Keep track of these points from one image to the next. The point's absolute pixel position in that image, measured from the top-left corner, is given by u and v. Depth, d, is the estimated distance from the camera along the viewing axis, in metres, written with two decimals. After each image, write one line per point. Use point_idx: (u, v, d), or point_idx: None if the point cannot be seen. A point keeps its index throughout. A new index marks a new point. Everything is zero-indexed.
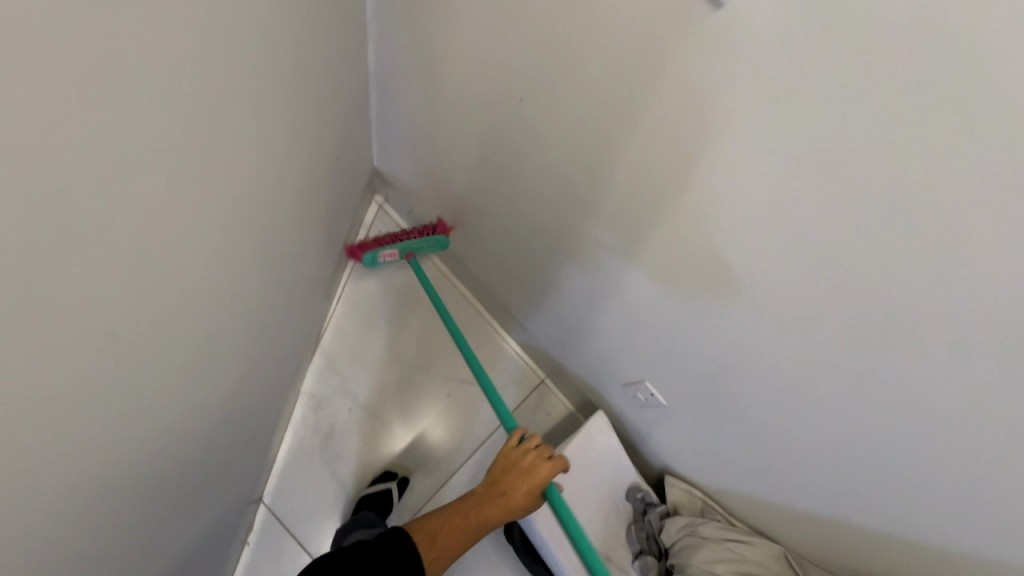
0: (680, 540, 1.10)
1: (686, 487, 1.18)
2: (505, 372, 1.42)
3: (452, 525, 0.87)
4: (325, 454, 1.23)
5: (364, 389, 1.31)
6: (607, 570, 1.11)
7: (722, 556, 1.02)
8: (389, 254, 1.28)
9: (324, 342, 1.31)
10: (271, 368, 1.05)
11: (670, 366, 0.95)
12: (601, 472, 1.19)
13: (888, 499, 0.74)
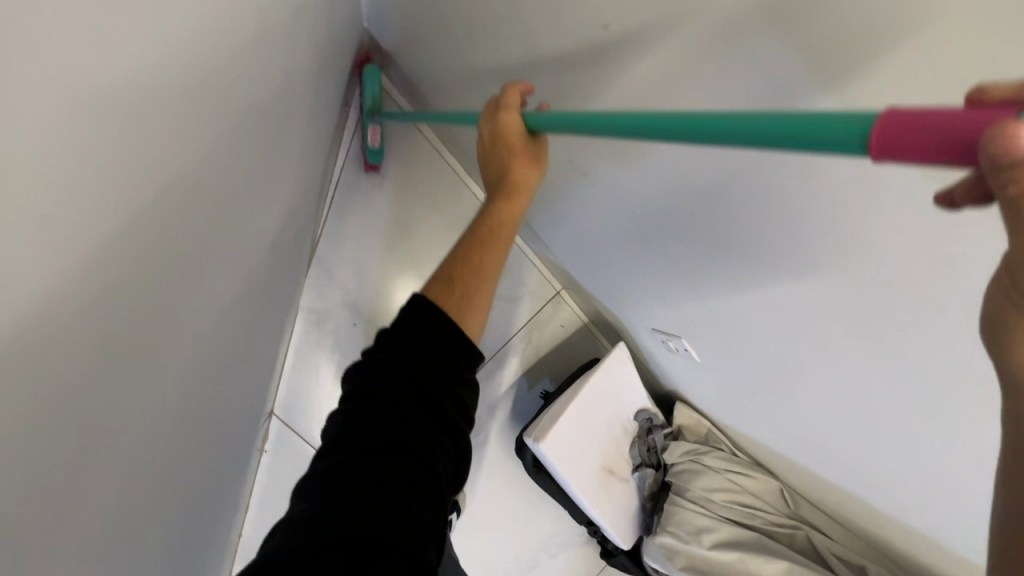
0: (682, 463, 1.15)
1: (695, 414, 1.20)
2: (518, 282, 1.31)
3: (469, 256, 0.67)
4: (333, 369, 1.17)
5: (368, 301, 1.20)
6: (609, 484, 1.18)
7: (721, 485, 1.08)
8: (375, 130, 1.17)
9: (320, 249, 1.17)
10: (272, 303, 0.93)
11: (726, 333, 0.89)
12: (614, 400, 1.18)
13: (947, 496, 0.74)
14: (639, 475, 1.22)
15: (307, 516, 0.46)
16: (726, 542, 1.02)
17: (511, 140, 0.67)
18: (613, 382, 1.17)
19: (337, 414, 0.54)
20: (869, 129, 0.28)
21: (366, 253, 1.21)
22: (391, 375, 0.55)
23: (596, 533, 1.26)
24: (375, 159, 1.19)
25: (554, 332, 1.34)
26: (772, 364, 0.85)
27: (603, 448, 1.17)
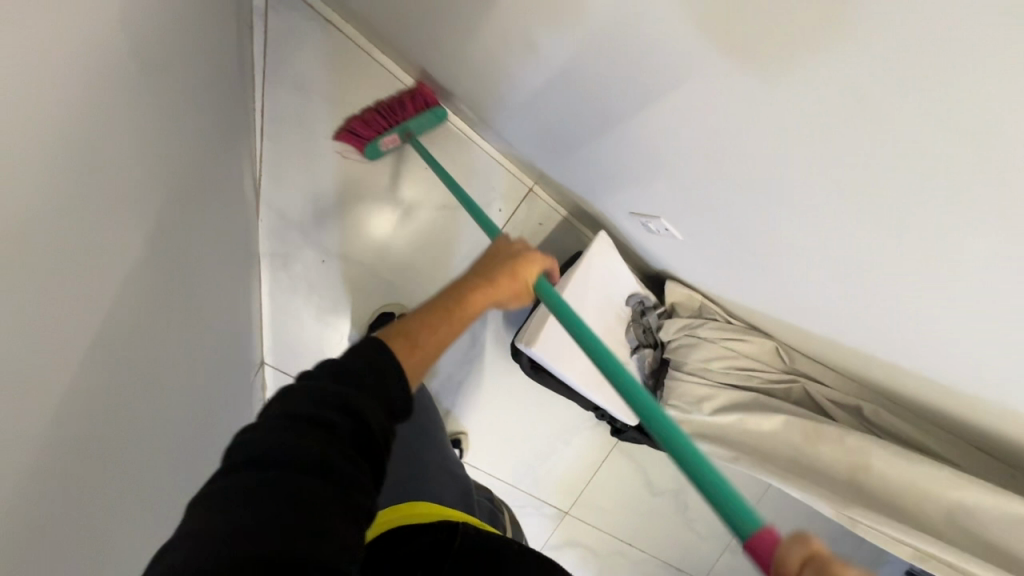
0: (679, 339, 1.15)
1: (687, 290, 1.18)
2: (487, 185, 1.22)
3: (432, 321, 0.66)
4: (312, 310, 1.13)
5: (330, 234, 1.12)
6: (609, 369, 1.20)
7: (719, 354, 1.09)
8: (389, 140, 1.08)
9: (264, 187, 1.07)
10: (225, 259, 0.87)
11: (709, 203, 0.84)
12: (601, 289, 1.15)
13: (929, 347, 0.74)
14: (637, 357, 1.24)
15: (219, 535, 0.39)
16: (727, 406, 1.04)
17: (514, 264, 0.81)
18: (599, 271, 1.14)
19: (268, 415, 0.48)
20: (755, 530, 0.41)
21: (315, 184, 1.10)
22: (335, 403, 0.49)
23: (604, 415, 1.31)
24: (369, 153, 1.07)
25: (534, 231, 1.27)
26: (756, 230, 0.82)
27: (599, 339, 1.17)
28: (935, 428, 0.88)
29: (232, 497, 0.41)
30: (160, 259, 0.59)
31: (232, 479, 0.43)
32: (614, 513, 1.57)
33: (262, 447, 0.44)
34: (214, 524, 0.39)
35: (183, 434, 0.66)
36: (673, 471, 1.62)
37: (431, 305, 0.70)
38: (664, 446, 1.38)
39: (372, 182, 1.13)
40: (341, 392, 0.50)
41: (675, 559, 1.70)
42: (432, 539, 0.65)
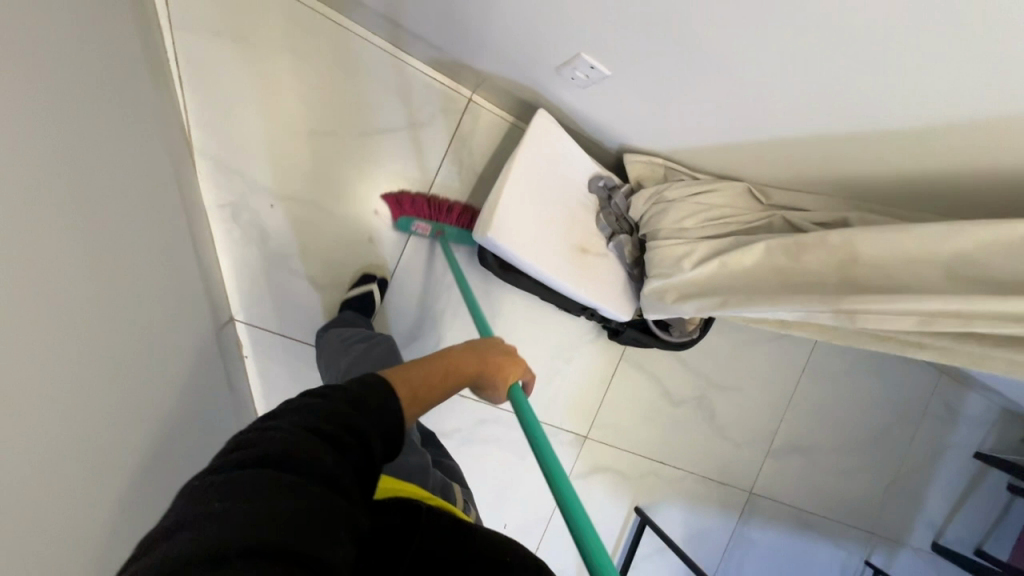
0: (649, 211, 1.10)
1: (646, 158, 1.12)
2: (424, 102, 1.19)
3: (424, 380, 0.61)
4: (271, 257, 1.12)
5: (273, 177, 1.11)
6: (585, 260, 1.14)
7: (692, 211, 1.02)
8: (422, 227, 1.18)
9: (197, 140, 1.06)
10: (154, 201, 0.86)
11: (624, 21, 0.78)
12: (553, 171, 1.11)
13: (891, 93, 0.66)
14: (615, 246, 1.18)
15: (212, 540, 0.34)
16: (707, 254, 0.97)
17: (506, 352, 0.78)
18: (548, 152, 1.10)
19: (280, 422, 0.44)
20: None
21: (247, 127, 1.08)
22: (354, 428, 0.46)
23: (595, 315, 1.26)
24: (402, 222, 1.17)
25: (483, 141, 1.24)
26: (682, 35, 0.75)
27: (566, 228, 1.12)
28: (922, 210, 0.82)
29: (231, 499, 0.37)
30: (36, 142, 0.55)
31: (232, 476, 0.39)
32: (636, 428, 1.51)
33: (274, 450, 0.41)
34: (217, 520, 0.35)
35: (104, 338, 0.63)
36: (690, 376, 1.56)
37: (432, 361, 0.66)
38: (669, 341, 1.33)
39: (305, 117, 1.12)
40: (356, 424, 0.46)
41: (713, 469, 1.63)
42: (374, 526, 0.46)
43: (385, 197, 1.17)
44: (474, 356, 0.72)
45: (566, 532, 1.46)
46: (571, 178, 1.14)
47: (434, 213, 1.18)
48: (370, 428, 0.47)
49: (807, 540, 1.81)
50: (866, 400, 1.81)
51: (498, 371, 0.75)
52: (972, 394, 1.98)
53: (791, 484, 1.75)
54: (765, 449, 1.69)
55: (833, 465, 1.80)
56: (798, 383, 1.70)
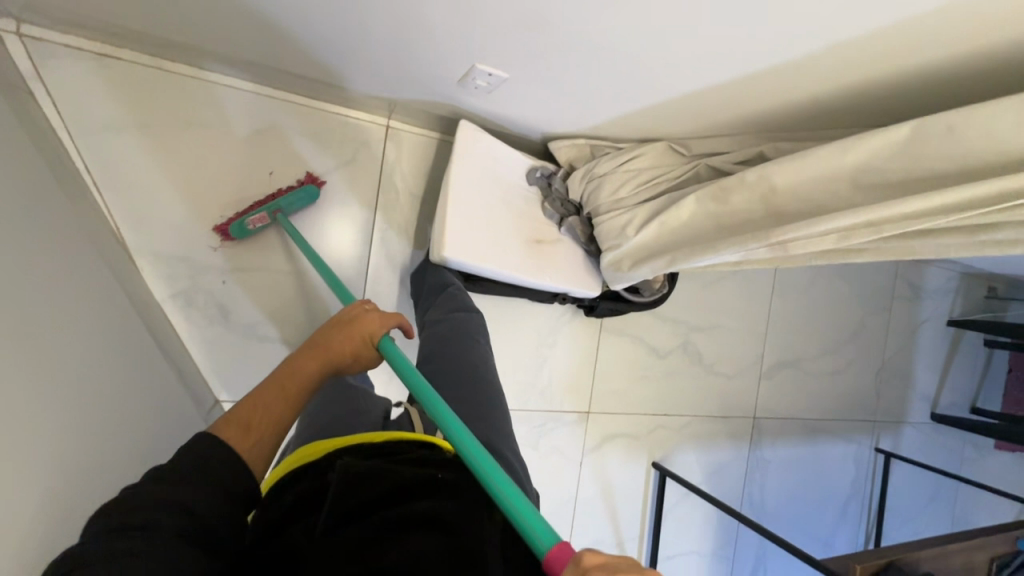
0: (587, 188, 1.14)
1: (570, 142, 1.17)
2: (343, 141, 1.20)
3: (265, 401, 0.62)
4: (236, 330, 1.13)
5: (217, 254, 1.11)
6: (542, 250, 1.17)
7: (624, 179, 1.06)
8: (258, 219, 1.09)
9: (131, 241, 1.05)
10: (111, 321, 0.86)
11: (509, 32, 0.80)
12: (491, 174, 1.14)
13: (771, 41, 0.70)
14: (567, 229, 1.21)
15: None
16: (647, 214, 1.01)
17: (354, 320, 0.76)
18: (480, 159, 1.13)
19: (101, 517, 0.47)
20: (548, 548, 0.44)
21: (178, 213, 1.08)
22: (184, 497, 0.50)
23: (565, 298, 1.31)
24: (236, 230, 1.08)
25: (411, 162, 1.26)
26: (569, 35, 0.78)
27: (516, 224, 1.15)
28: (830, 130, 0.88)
29: None
30: None
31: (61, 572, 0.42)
32: (633, 390, 1.57)
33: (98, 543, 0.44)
34: None
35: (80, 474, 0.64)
36: (669, 327, 1.61)
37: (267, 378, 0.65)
38: (642, 302, 1.40)
39: (232, 186, 1.12)
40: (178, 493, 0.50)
41: (715, 406, 1.70)
42: (312, 485, 0.59)
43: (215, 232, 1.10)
44: (311, 351, 0.69)
45: (593, 504, 1.52)
46: (507, 177, 1.16)
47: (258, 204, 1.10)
48: (195, 492, 0.51)
49: (818, 445, 1.90)
50: (837, 302, 1.91)
51: (348, 347, 0.73)
52: (932, 268, 2.09)
53: (789, 399, 1.84)
54: (757, 374, 1.77)
55: (824, 369, 1.90)
56: (772, 304, 1.77)
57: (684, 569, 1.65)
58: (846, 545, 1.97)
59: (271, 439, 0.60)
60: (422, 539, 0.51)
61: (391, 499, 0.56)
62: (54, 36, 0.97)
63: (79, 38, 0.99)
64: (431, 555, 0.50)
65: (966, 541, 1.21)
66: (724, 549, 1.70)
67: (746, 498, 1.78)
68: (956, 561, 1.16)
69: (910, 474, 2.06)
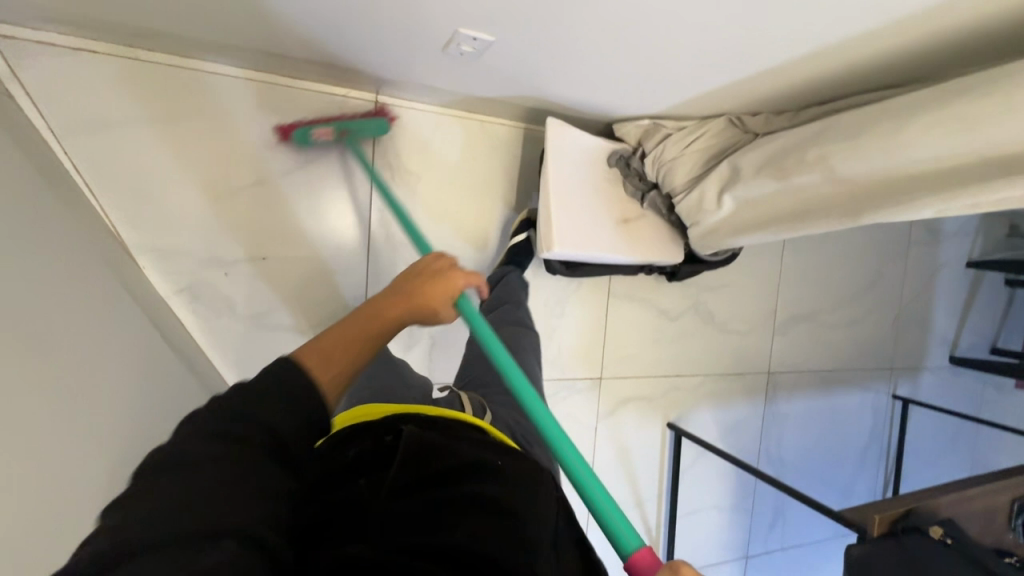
0: (659, 173, 1.20)
1: (635, 125, 1.23)
2: (334, 120, 1.17)
3: (351, 336, 0.63)
4: (243, 321, 1.13)
5: (215, 246, 1.10)
6: (630, 229, 1.22)
7: (695, 161, 1.15)
8: (323, 133, 1.11)
9: (129, 239, 1.04)
10: (119, 325, 0.87)
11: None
12: (577, 159, 1.16)
13: None
14: (650, 204, 1.26)
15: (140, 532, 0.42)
16: (720, 190, 1.09)
17: (440, 276, 0.80)
18: (567, 150, 1.15)
19: (194, 426, 0.50)
20: (637, 550, 0.54)
21: (175, 209, 1.07)
22: (272, 416, 0.53)
23: (651, 270, 1.35)
24: (299, 135, 1.10)
25: (404, 139, 1.23)
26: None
27: (605, 205, 1.20)
28: (882, 97, 0.93)
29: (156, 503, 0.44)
30: None
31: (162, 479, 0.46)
32: (645, 354, 1.56)
33: (191, 456, 0.48)
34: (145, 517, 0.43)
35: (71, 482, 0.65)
36: (680, 289, 1.59)
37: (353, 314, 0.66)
38: (716, 261, 1.41)
39: (225, 178, 1.10)
40: (265, 416, 0.52)
41: (728, 364, 1.69)
42: (375, 444, 0.63)
43: (276, 130, 1.12)
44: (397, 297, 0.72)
45: (610, 467, 1.54)
46: (580, 159, 1.17)
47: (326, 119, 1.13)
48: (279, 415, 0.53)
49: (835, 396, 1.90)
50: (852, 251, 1.86)
51: (428, 299, 0.76)
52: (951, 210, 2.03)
53: (805, 353, 1.82)
54: (771, 330, 1.75)
55: (839, 320, 1.87)
56: (784, 257, 1.73)
57: (704, 523, 1.68)
58: (864, 492, 1.98)
59: (353, 373, 0.61)
60: (480, 524, 0.55)
61: (448, 478, 0.58)
62: (27, 33, 0.94)
63: (53, 32, 0.96)
64: (486, 539, 0.53)
65: (984, 483, 1.21)
66: (743, 503, 1.73)
67: (762, 452, 1.79)
68: (976, 505, 1.16)
69: (929, 419, 2.06)
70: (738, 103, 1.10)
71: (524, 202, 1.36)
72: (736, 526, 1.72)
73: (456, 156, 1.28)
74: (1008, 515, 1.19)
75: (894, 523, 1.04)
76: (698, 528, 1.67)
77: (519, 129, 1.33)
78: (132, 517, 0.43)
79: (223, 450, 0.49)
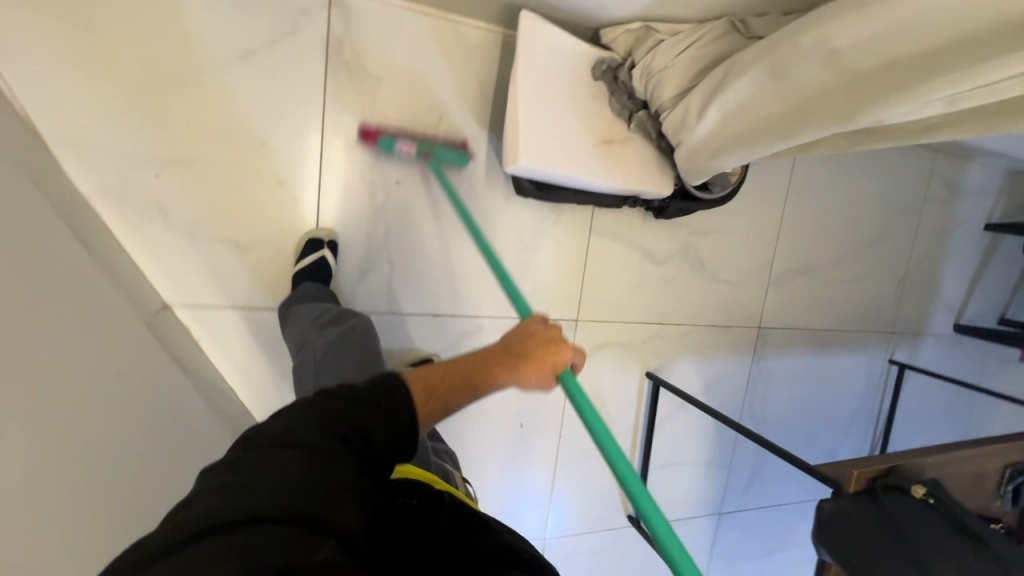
0: (648, 87, 1.06)
1: (625, 29, 1.08)
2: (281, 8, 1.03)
3: (451, 378, 0.67)
4: (179, 231, 1.04)
5: (146, 145, 0.99)
6: (610, 151, 1.09)
7: (687, 70, 1.01)
8: (406, 147, 1.10)
9: (43, 127, 0.94)
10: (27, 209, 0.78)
11: None
12: (551, 64, 1.02)
13: None
14: (636, 125, 1.12)
15: (237, 491, 0.43)
16: (705, 100, 0.96)
17: (542, 345, 0.77)
18: (540, 53, 1.01)
19: (298, 415, 0.53)
20: None
21: (96, 98, 0.96)
22: (365, 419, 0.55)
23: (636, 202, 1.23)
24: (383, 142, 1.09)
25: (363, 36, 1.09)
26: None
27: (584, 120, 1.06)
28: None
29: (254, 469, 0.46)
30: None
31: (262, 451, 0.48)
32: (627, 298, 1.46)
33: (289, 437, 0.50)
34: (245, 481, 0.44)
35: None
36: (669, 230, 1.47)
37: (460, 360, 0.71)
38: (708, 197, 1.28)
39: (155, 67, 0.98)
40: (360, 419, 0.55)
41: (716, 315, 1.59)
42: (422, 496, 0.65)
43: (360, 128, 1.11)
44: (500, 353, 0.74)
45: (582, 414, 1.47)
46: (556, 65, 1.03)
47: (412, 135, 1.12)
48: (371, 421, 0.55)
49: (828, 356, 1.80)
50: (861, 203, 1.72)
51: (531, 367, 0.74)
52: (973, 165, 1.87)
53: (799, 309, 1.71)
54: (765, 282, 1.64)
55: (840, 277, 1.75)
56: (787, 204, 1.60)
57: (679, 478, 1.62)
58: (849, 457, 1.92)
59: (440, 414, 0.64)
60: None
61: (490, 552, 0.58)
62: None
63: None
64: None
65: (979, 445, 1.12)
66: (721, 460, 1.66)
67: (746, 409, 1.71)
68: (965, 468, 1.08)
69: (925, 386, 1.97)
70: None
71: (499, 120, 1.22)
72: (712, 482, 1.67)
73: (422, 61, 1.14)
74: (997, 482, 1.11)
75: (874, 480, 0.96)
76: (672, 482, 1.62)
77: (496, 34, 1.19)
78: (229, 481, 0.44)
79: (295, 464, 0.47)
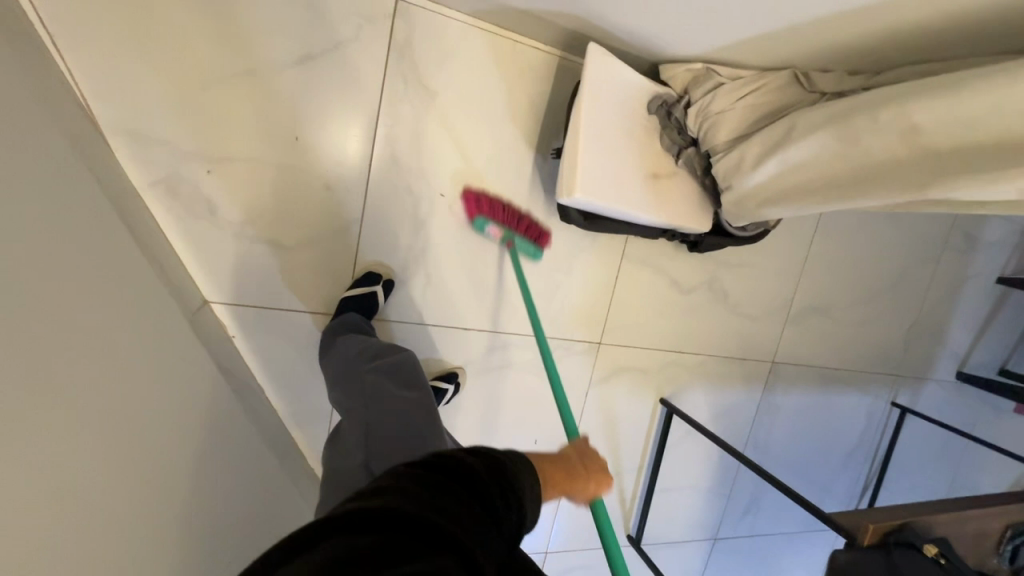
0: (703, 127, 1.08)
1: (686, 68, 1.09)
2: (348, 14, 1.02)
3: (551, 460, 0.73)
4: (225, 228, 1.04)
5: (201, 140, 0.99)
6: (659, 186, 1.10)
7: (744, 116, 1.02)
8: (495, 230, 1.19)
9: (101, 116, 0.93)
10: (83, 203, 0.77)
11: None
12: (611, 97, 1.03)
13: None
14: (684, 161, 1.13)
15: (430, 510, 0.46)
16: (765, 150, 0.97)
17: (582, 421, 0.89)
18: (603, 86, 1.02)
19: (477, 456, 0.56)
20: None
21: (157, 90, 0.95)
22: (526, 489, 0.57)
23: (675, 236, 1.24)
24: (478, 221, 1.17)
25: (425, 48, 1.09)
26: None
27: (637, 154, 1.07)
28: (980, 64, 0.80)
29: (444, 495, 0.49)
30: None
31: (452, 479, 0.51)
32: (650, 325, 1.48)
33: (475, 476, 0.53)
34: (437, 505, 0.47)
35: None
36: (698, 261, 1.48)
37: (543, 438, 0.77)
38: (743, 236, 1.29)
39: (217, 62, 0.97)
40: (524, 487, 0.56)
41: (733, 347, 1.61)
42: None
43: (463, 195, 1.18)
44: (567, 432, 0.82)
45: (596, 435, 1.50)
46: (615, 98, 1.04)
47: (505, 219, 1.19)
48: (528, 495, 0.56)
49: (835, 395, 1.84)
50: (883, 248, 1.75)
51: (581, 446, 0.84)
52: (994, 219, 1.90)
53: (812, 347, 1.74)
54: (783, 319, 1.66)
55: (854, 319, 1.78)
56: (812, 244, 1.62)
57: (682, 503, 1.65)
58: (844, 494, 1.96)
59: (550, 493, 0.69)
60: None
61: None
62: None
63: None
64: None
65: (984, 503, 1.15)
66: (723, 488, 1.70)
67: (751, 440, 1.74)
68: (970, 525, 1.11)
69: (924, 430, 2.01)
70: (808, 54, 0.96)
71: (548, 141, 1.23)
72: (712, 509, 1.70)
73: (479, 77, 1.14)
74: (997, 541, 1.15)
75: (886, 535, 0.98)
76: (674, 506, 1.65)
77: (553, 56, 1.19)
78: (427, 495, 0.48)
79: (474, 509, 0.49)
